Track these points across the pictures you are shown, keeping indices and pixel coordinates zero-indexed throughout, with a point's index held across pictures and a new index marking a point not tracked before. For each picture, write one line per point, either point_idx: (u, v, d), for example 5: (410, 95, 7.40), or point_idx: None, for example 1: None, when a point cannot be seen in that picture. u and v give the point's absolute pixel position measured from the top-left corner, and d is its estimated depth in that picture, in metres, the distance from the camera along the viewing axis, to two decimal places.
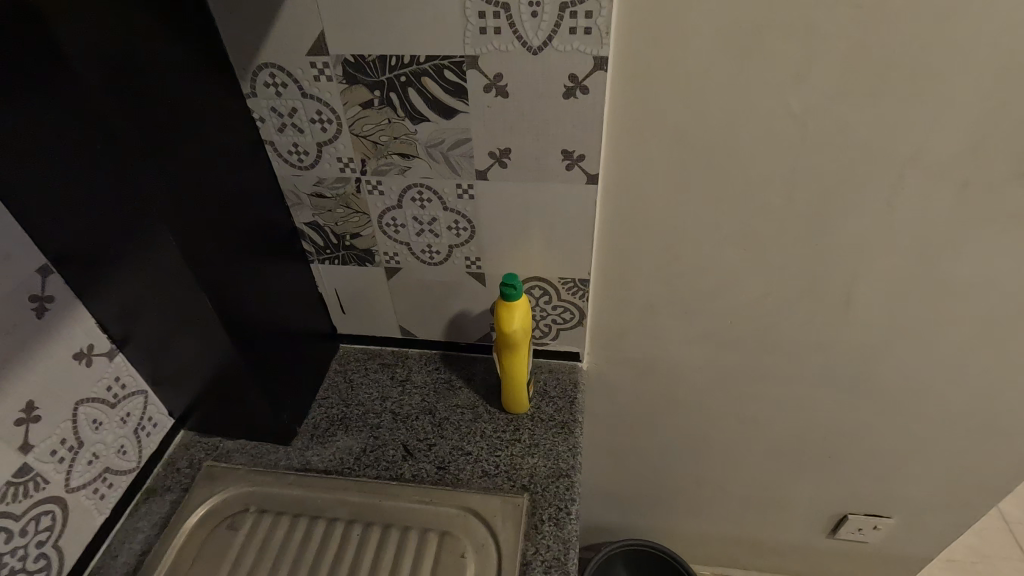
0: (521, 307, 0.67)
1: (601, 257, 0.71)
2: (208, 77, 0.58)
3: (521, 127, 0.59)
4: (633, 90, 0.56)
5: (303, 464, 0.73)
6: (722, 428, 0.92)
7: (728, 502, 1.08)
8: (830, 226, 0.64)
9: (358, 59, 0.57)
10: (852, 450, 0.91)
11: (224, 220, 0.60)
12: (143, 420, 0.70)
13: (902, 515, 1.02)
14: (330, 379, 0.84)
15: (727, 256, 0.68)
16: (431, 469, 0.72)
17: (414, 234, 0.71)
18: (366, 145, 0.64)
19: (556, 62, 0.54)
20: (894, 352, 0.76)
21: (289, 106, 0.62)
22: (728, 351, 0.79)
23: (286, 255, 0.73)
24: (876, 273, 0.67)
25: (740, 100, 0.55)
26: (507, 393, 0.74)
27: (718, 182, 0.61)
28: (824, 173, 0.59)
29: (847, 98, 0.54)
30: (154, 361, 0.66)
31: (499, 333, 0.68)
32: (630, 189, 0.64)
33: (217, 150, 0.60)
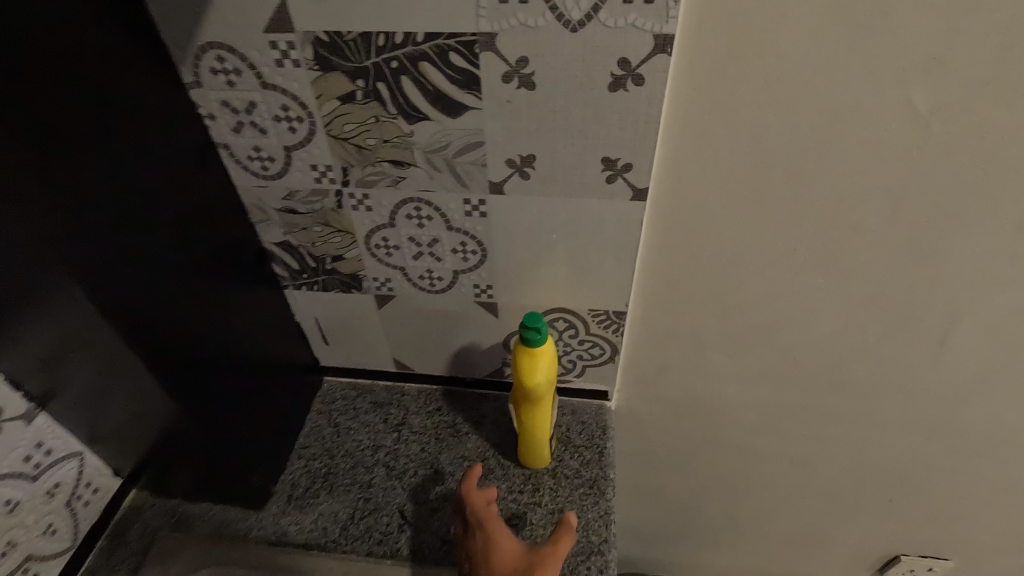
0: (547, 356, 0.54)
1: (642, 284, 0.57)
2: (130, 65, 0.43)
3: (550, 128, 0.45)
4: (703, 80, 0.42)
5: (279, 536, 0.61)
6: (768, 470, 0.79)
7: (763, 542, 0.96)
8: (938, 251, 0.50)
9: (334, 38, 0.43)
10: (917, 494, 0.79)
11: (159, 250, 0.47)
12: (77, 489, 0.57)
13: (961, 556, 0.91)
14: (313, 422, 0.71)
15: (800, 284, 0.55)
16: (435, 544, 0.60)
17: (411, 257, 0.58)
18: (348, 151, 0.50)
19: (601, 42, 0.40)
20: (989, 396, 0.63)
21: (245, 100, 0.48)
22: (788, 391, 0.66)
23: (251, 283, 0.59)
24: (987, 307, 0.54)
25: (846, 94, 0.41)
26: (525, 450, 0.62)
27: (802, 198, 0.48)
28: (944, 188, 0.46)
29: (992, 92, 0.40)
30: (87, 422, 0.52)
31: (520, 386, 0.56)
32: (686, 205, 0.50)
33: (147, 160, 0.46)
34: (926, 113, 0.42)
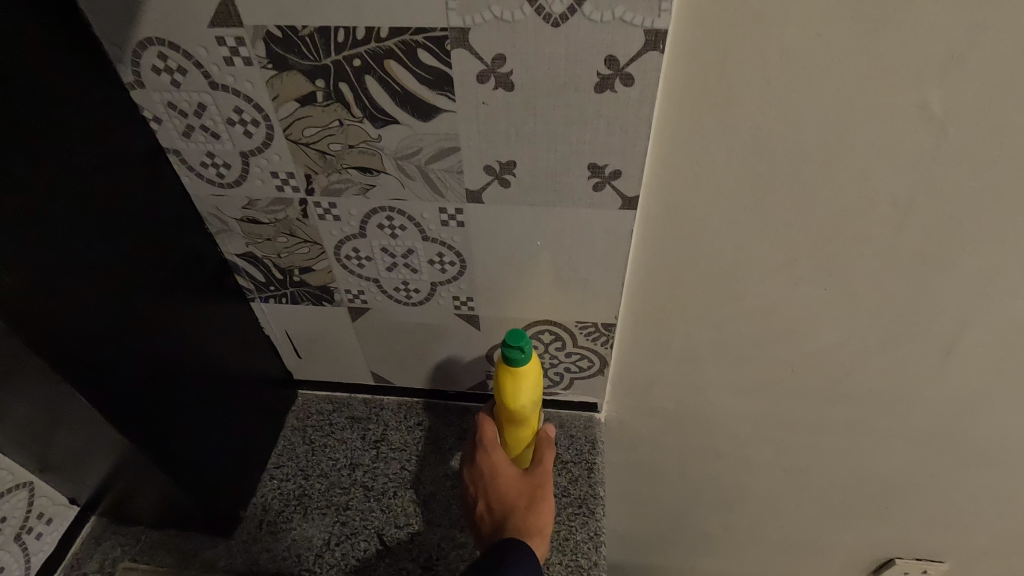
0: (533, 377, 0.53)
1: (632, 296, 0.54)
2: (60, 64, 0.39)
3: (531, 132, 0.41)
4: (699, 79, 0.38)
5: (249, 565, 0.58)
6: (763, 479, 0.76)
7: (757, 548, 0.93)
8: (947, 261, 0.47)
9: (288, 33, 0.38)
10: (915, 502, 0.77)
11: (101, 270, 0.42)
12: (28, 520, 0.53)
13: (957, 560, 0.89)
14: (286, 439, 0.67)
15: (800, 295, 0.51)
16: (416, 570, 0.57)
17: (384, 269, 0.54)
18: (310, 156, 0.45)
19: (586, 37, 0.36)
20: (994, 406, 0.60)
21: (194, 102, 0.43)
22: (784, 402, 0.63)
23: (211, 297, 0.55)
24: (996, 317, 0.51)
25: (854, 94, 0.38)
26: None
27: (804, 206, 0.44)
28: (956, 194, 0.42)
29: (1013, 92, 0.37)
30: (32, 452, 0.48)
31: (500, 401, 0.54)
32: (679, 214, 0.46)
33: (85, 170, 0.41)
34: (941, 115, 0.38)
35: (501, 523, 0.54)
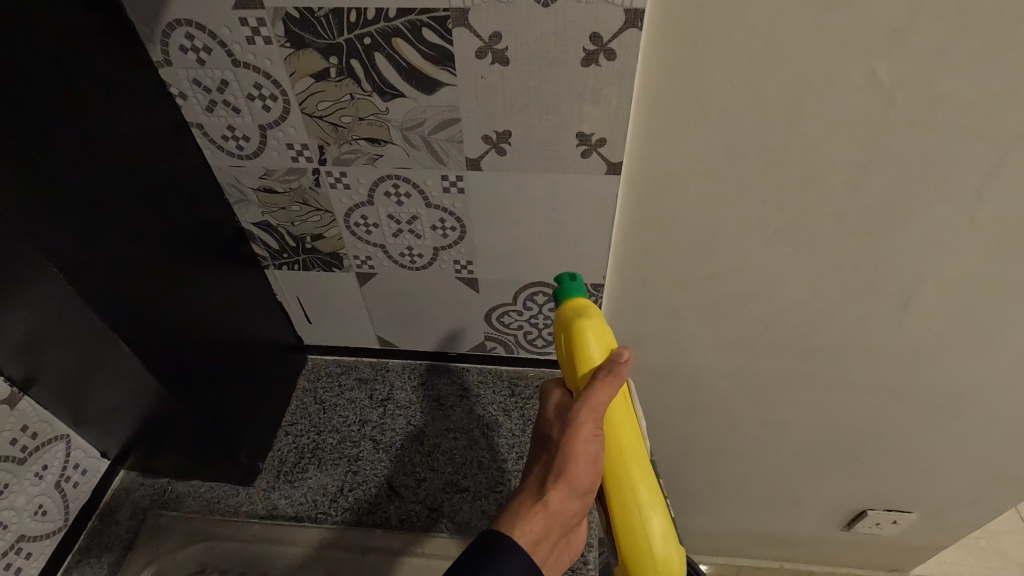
0: (607, 338, 0.49)
1: (619, 257, 0.59)
2: (94, 44, 0.43)
3: (525, 104, 0.46)
4: (675, 53, 0.42)
5: (269, 510, 0.63)
6: (742, 434, 0.82)
7: (739, 502, 0.99)
8: (901, 219, 0.52)
9: (304, 14, 0.42)
10: (884, 453, 0.83)
11: (136, 235, 0.47)
12: (66, 470, 0.58)
13: (923, 509, 0.96)
14: (299, 399, 0.72)
15: (770, 254, 0.56)
16: (423, 512, 0.62)
17: (391, 235, 0.58)
18: (323, 128, 0.50)
19: (573, 16, 0.40)
20: (949, 359, 0.66)
21: (218, 78, 0.48)
22: (761, 357, 0.69)
23: (229, 263, 0.59)
24: (947, 273, 0.56)
25: (811, 68, 0.42)
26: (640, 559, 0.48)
27: (771, 171, 0.49)
28: (905, 157, 0.47)
29: (949, 65, 0.41)
30: (70, 405, 0.53)
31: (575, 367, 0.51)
32: (661, 180, 0.51)
33: (120, 142, 0.45)
34: (888, 85, 0.43)
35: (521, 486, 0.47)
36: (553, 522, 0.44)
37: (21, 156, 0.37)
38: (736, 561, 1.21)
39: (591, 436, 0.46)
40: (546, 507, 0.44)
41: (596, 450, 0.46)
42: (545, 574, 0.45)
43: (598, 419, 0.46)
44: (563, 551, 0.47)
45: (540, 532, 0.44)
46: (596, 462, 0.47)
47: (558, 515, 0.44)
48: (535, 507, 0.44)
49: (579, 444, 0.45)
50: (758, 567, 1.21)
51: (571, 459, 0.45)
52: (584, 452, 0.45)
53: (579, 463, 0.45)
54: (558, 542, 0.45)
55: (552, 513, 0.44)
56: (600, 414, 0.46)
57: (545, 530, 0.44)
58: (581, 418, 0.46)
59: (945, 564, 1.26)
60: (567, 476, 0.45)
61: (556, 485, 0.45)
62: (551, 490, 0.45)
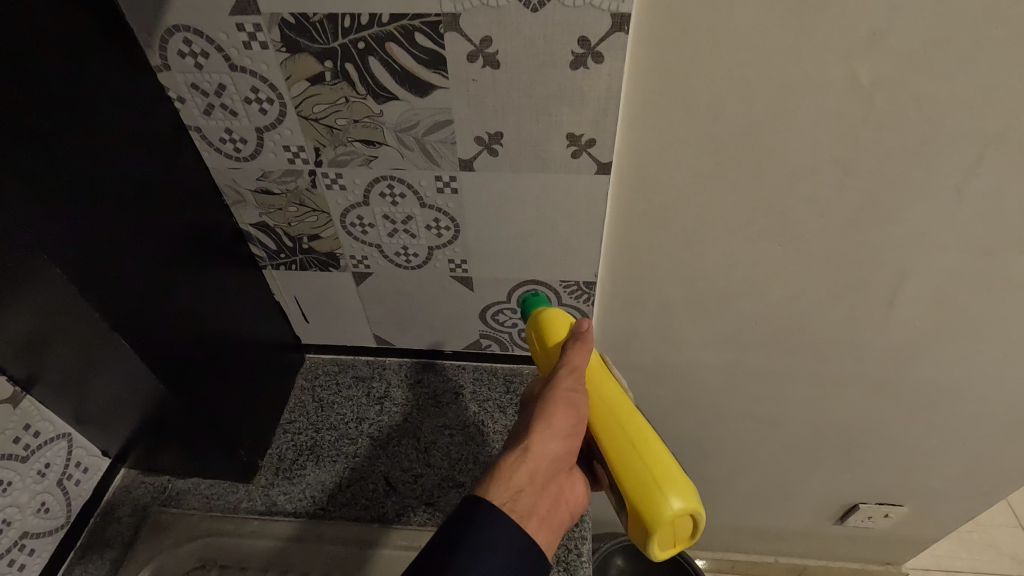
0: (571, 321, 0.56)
1: (610, 256, 0.60)
2: (92, 50, 0.44)
3: (515, 105, 0.47)
4: (661, 56, 0.44)
5: (268, 506, 0.64)
6: (735, 429, 0.83)
7: (733, 497, 1.01)
8: (885, 216, 0.53)
9: (299, 20, 0.43)
10: (874, 447, 0.84)
11: (136, 236, 0.48)
12: (68, 468, 0.59)
13: (914, 503, 0.97)
14: (297, 398, 0.73)
15: (758, 252, 0.58)
16: (419, 506, 0.63)
17: (386, 235, 0.59)
18: (318, 130, 0.51)
19: (561, 20, 0.41)
20: (935, 353, 0.67)
21: (215, 83, 0.49)
22: (751, 353, 0.70)
23: (227, 263, 0.60)
24: (930, 269, 0.58)
25: (792, 70, 0.44)
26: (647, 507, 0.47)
27: (756, 170, 0.50)
28: (886, 156, 0.49)
29: (925, 66, 0.43)
30: (71, 404, 0.54)
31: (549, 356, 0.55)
32: (649, 179, 0.52)
33: (119, 144, 0.46)
34: (868, 86, 0.44)
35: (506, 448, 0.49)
36: (537, 466, 0.45)
37: (24, 160, 0.38)
38: (731, 556, 1.23)
39: (567, 389, 0.50)
40: (529, 450, 0.46)
41: (575, 401, 0.50)
42: (538, 523, 0.43)
43: (575, 376, 0.51)
44: (557, 508, 0.46)
45: (524, 478, 0.44)
46: (576, 411, 0.49)
47: (541, 459, 0.46)
48: (518, 450, 0.46)
49: (555, 396, 0.49)
50: (753, 561, 1.22)
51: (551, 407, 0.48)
52: (561, 401, 0.49)
53: (557, 410, 0.48)
54: (547, 493, 0.45)
55: (534, 456, 0.46)
56: (575, 372, 0.51)
57: (530, 474, 0.45)
58: (561, 374, 0.51)
59: (938, 557, 1.28)
60: (548, 422, 0.47)
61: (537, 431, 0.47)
62: (535, 434, 0.47)
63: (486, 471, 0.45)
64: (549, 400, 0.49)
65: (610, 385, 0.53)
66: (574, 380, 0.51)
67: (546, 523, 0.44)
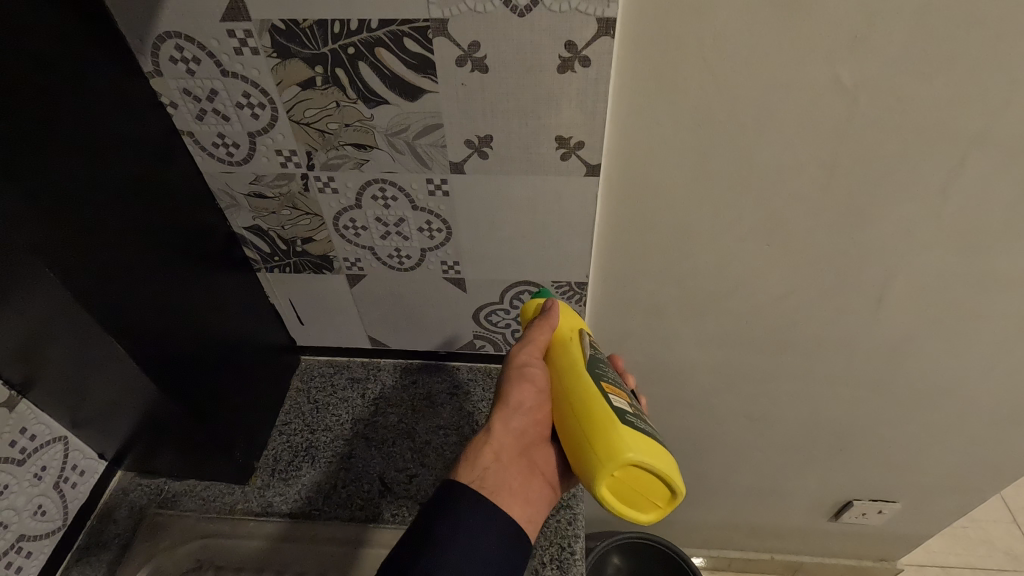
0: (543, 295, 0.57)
1: (602, 256, 0.60)
2: (85, 57, 0.44)
3: (505, 109, 0.47)
4: (648, 59, 0.44)
5: (264, 508, 0.64)
6: (728, 427, 0.84)
7: (728, 495, 1.01)
8: (871, 215, 0.54)
9: (289, 26, 0.44)
10: (867, 444, 0.84)
11: (130, 240, 0.48)
12: (65, 471, 0.60)
13: (907, 499, 0.98)
14: (293, 399, 0.73)
15: (747, 252, 0.58)
16: (413, 506, 0.64)
17: (379, 237, 0.60)
18: (310, 134, 0.51)
19: (549, 25, 0.42)
20: (924, 350, 0.68)
21: (207, 88, 0.49)
22: (743, 352, 0.71)
23: (222, 266, 0.61)
24: (917, 267, 0.58)
25: (777, 72, 0.44)
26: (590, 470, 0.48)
27: (743, 170, 0.51)
28: (871, 157, 0.49)
29: (907, 68, 0.43)
30: (68, 408, 0.54)
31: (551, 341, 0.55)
32: (638, 181, 0.52)
33: (112, 149, 0.47)
34: (851, 88, 0.45)
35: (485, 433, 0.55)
36: (499, 443, 0.51)
37: (19, 166, 0.39)
38: (728, 554, 1.23)
39: (523, 367, 0.54)
40: (490, 431, 0.52)
41: (533, 380, 0.53)
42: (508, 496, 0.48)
43: (532, 352, 0.54)
44: (529, 478, 0.52)
45: (488, 455, 0.50)
46: (534, 385, 0.53)
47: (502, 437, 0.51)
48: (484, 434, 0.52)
49: (511, 377, 0.54)
50: (749, 558, 1.23)
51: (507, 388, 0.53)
52: (518, 377, 0.53)
53: (515, 391, 0.53)
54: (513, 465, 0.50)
55: (497, 436, 0.51)
56: (533, 347, 0.54)
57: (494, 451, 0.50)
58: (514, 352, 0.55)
59: (933, 553, 1.29)
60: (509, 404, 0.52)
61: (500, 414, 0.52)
62: (495, 417, 0.53)
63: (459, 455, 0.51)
64: (508, 381, 0.54)
65: (572, 349, 0.53)
66: (530, 354, 0.54)
67: (515, 491, 0.49)
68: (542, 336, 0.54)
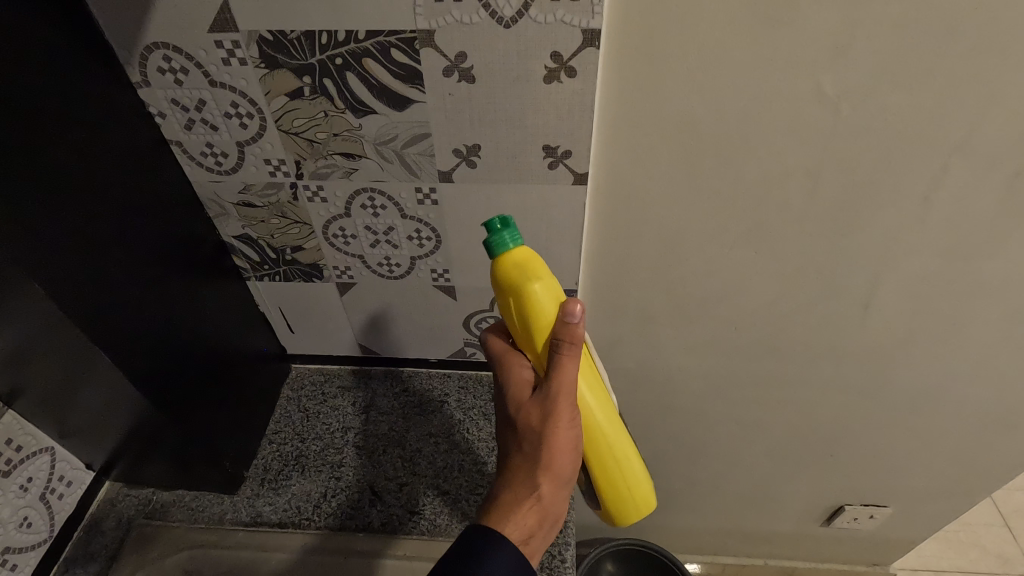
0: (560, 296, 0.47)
1: (591, 264, 0.60)
2: (71, 66, 0.44)
3: (492, 118, 0.48)
4: (633, 69, 0.45)
5: (253, 517, 0.64)
6: (720, 433, 0.84)
7: (721, 501, 1.01)
8: (856, 222, 0.55)
9: (277, 37, 0.44)
10: (857, 449, 0.85)
11: (116, 250, 0.48)
12: (51, 482, 0.59)
13: (898, 503, 0.98)
14: (282, 408, 0.73)
15: (734, 259, 0.59)
16: (404, 514, 0.64)
17: (368, 246, 0.60)
18: (299, 143, 0.52)
19: (534, 36, 0.42)
20: (911, 355, 0.68)
21: (195, 98, 0.50)
22: (733, 358, 0.71)
23: (210, 275, 0.61)
24: (901, 273, 0.59)
25: (759, 83, 0.45)
26: (607, 469, 0.50)
27: (729, 178, 0.52)
28: (854, 165, 0.50)
29: (887, 78, 0.44)
30: (54, 418, 0.54)
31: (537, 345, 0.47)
32: (625, 189, 0.53)
33: (99, 159, 0.47)
34: (833, 97, 0.45)
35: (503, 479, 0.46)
36: (545, 511, 0.44)
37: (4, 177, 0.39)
38: (721, 560, 1.23)
39: (567, 421, 0.46)
40: (538, 499, 0.44)
41: (575, 433, 0.46)
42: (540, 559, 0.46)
43: (571, 399, 0.46)
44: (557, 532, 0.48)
45: (533, 524, 0.44)
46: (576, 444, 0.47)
47: (551, 505, 0.45)
48: (529, 499, 0.44)
49: (555, 430, 0.45)
50: (743, 564, 1.23)
51: (555, 449, 0.45)
52: (565, 436, 0.45)
53: (563, 448, 0.45)
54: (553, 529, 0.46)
55: (545, 503, 0.44)
56: (571, 392, 0.46)
57: (539, 520, 0.44)
58: (556, 400, 0.45)
59: (925, 557, 1.29)
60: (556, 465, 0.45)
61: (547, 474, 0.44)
62: (543, 482, 0.44)
63: (495, 519, 0.43)
64: (554, 439, 0.45)
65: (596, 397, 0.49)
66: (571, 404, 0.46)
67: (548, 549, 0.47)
68: (575, 376, 0.46)
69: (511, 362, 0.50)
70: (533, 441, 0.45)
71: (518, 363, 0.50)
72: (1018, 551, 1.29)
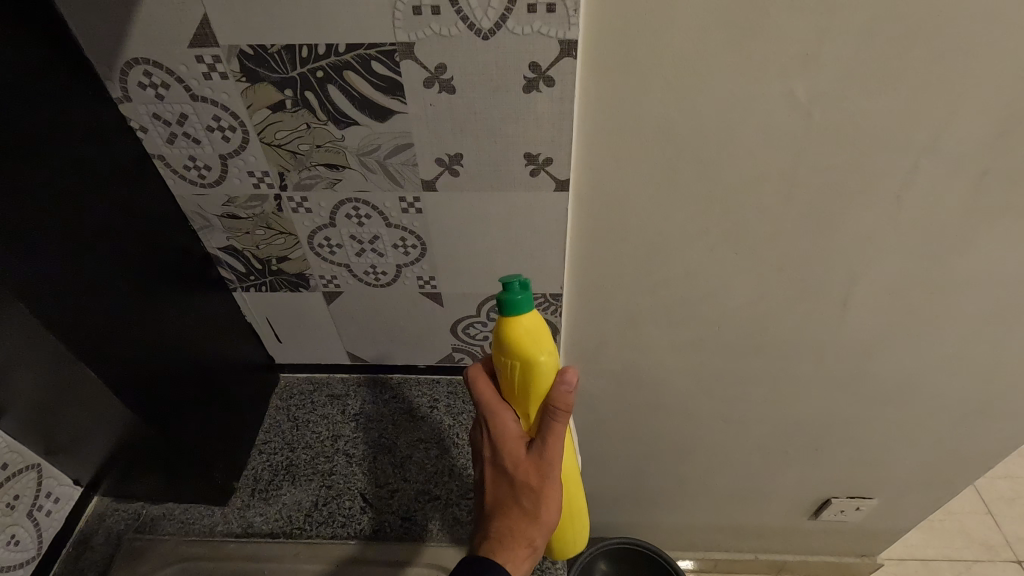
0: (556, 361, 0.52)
1: (575, 268, 0.61)
2: (48, 85, 0.44)
3: (474, 128, 0.48)
4: (610, 79, 0.45)
5: (244, 528, 0.64)
6: (707, 431, 0.85)
7: (711, 498, 1.03)
8: (832, 222, 0.56)
9: (257, 51, 0.45)
10: (840, 442, 0.86)
11: (99, 263, 0.48)
12: (39, 499, 0.59)
13: (882, 495, 1.00)
14: (271, 418, 0.73)
15: (715, 260, 0.60)
16: (395, 521, 0.64)
17: (354, 255, 0.61)
18: (281, 156, 0.52)
19: (512, 47, 0.43)
20: (889, 350, 0.70)
21: (177, 113, 0.50)
22: (717, 357, 0.72)
23: (196, 287, 0.61)
24: (877, 270, 0.60)
25: (733, 90, 0.46)
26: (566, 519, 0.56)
27: (707, 181, 0.53)
28: (828, 166, 0.51)
29: (855, 85, 0.45)
30: (42, 435, 0.54)
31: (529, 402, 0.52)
32: (607, 195, 0.54)
33: (80, 175, 0.47)
34: (805, 103, 0.47)
35: (499, 522, 0.51)
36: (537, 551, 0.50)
37: None
38: (712, 555, 1.25)
39: (556, 477, 0.51)
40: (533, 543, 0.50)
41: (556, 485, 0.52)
42: None
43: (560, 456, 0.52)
44: None
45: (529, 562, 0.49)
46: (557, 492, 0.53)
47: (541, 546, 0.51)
48: (525, 542, 0.49)
49: (549, 488, 0.51)
50: (734, 559, 1.24)
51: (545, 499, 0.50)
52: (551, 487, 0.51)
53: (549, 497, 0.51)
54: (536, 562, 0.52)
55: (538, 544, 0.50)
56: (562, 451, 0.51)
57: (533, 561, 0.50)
58: (550, 454, 0.51)
59: (911, 547, 1.32)
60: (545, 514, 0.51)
61: (540, 519, 0.50)
62: (537, 530, 0.50)
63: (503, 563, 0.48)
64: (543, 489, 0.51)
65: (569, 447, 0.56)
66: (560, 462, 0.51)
67: None
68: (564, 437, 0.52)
69: (499, 414, 0.54)
70: (527, 495, 0.51)
71: (505, 415, 0.53)
72: (1000, 538, 1.32)
